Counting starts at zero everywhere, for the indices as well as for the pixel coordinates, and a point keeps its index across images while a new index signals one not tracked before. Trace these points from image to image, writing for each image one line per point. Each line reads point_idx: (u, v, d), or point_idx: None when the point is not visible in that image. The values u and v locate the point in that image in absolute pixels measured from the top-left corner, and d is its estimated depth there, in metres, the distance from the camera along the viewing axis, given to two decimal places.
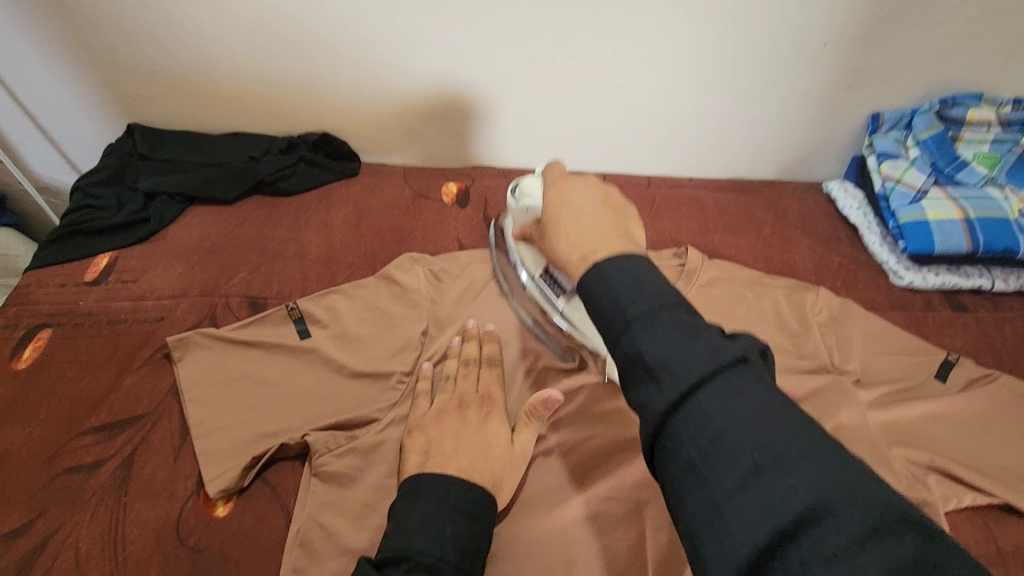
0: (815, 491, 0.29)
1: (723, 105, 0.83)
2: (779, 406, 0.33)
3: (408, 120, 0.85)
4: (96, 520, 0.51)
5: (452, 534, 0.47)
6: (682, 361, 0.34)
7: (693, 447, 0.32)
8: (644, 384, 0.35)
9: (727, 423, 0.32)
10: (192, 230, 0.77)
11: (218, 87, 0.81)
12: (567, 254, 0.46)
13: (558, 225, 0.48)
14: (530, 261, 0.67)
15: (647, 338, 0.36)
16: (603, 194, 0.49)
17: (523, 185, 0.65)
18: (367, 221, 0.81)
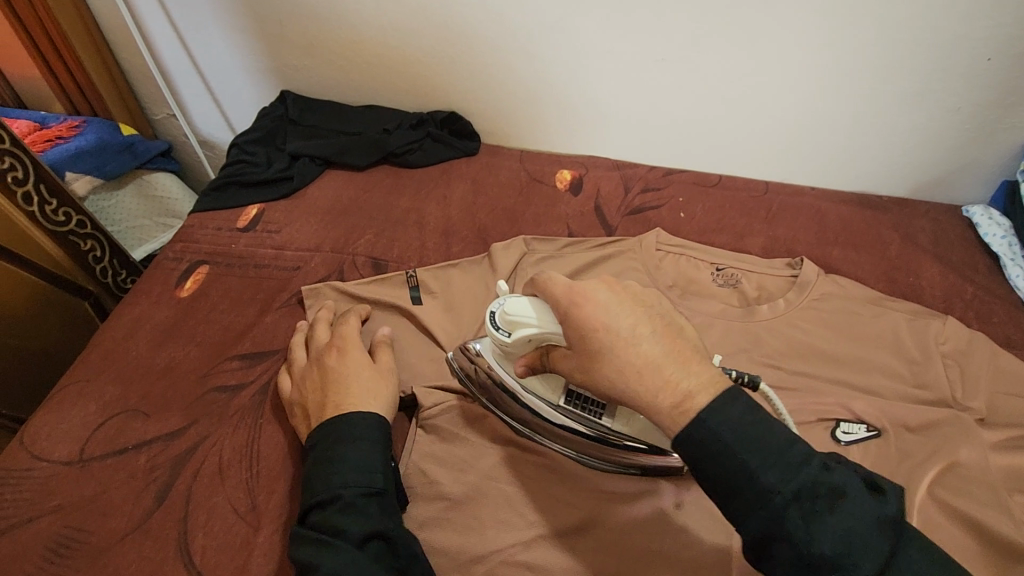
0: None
1: (859, 116, 0.79)
2: (869, 515, 0.39)
3: (531, 106, 0.88)
4: (237, 434, 0.58)
5: (354, 464, 0.50)
6: (775, 475, 0.39)
7: (806, 563, 0.38)
8: (743, 493, 0.39)
9: (833, 547, 0.37)
10: (328, 192, 0.84)
11: (365, 63, 0.88)
12: (653, 395, 0.42)
13: (614, 358, 0.43)
14: (546, 390, 0.58)
15: (738, 451, 0.40)
16: (647, 311, 0.45)
17: (507, 312, 0.55)
18: (483, 199, 0.84)
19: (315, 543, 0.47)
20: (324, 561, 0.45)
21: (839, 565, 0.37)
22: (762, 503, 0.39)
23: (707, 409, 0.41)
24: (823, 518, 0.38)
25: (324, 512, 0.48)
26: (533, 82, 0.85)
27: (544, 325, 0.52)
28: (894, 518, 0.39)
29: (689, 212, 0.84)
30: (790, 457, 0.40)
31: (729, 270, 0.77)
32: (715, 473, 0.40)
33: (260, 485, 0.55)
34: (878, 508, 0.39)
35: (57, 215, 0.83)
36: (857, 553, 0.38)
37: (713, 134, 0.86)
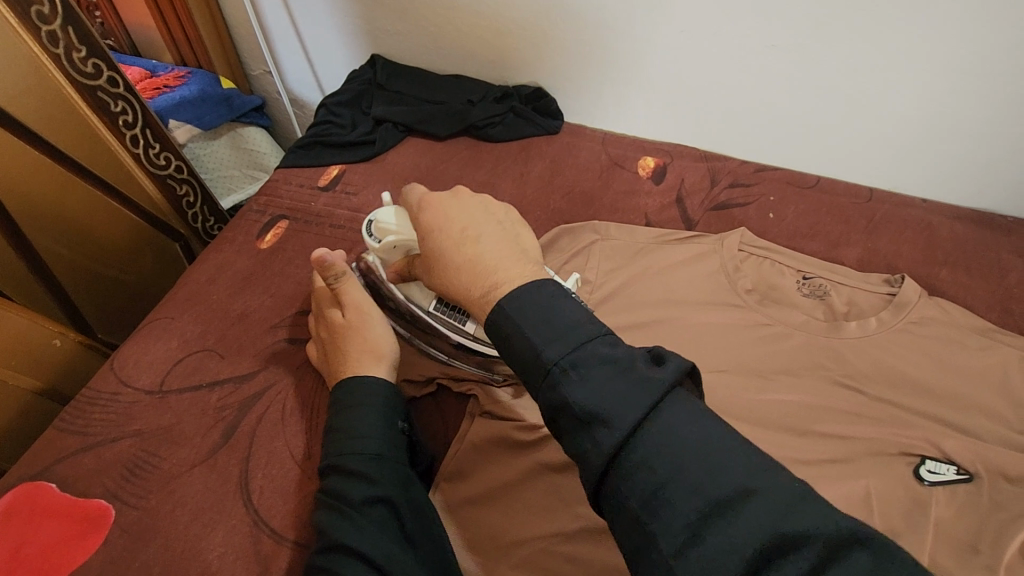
0: (672, 461, 0.35)
1: (992, 125, 0.70)
2: (635, 374, 0.38)
3: (621, 88, 0.85)
4: (301, 385, 0.61)
5: (357, 430, 0.52)
6: (554, 347, 0.40)
7: (579, 424, 0.38)
8: (532, 370, 0.41)
9: (597, 401, 0.37)
10: (408, 159, 0.84)
11: (455, 30, 0.87)
12: (467, 288, 0.46)
13: (444, 254, 0.47)
14: (420, 296, 0.61)
15: (526, 329, 0.41)
16: (480, 215, 0.49)
17: (377, 219, 0.61)
18: (560, 179, 0.82)
19: (331, 506, 0.49)
20: (333, 525, 0.47)
21: (602, 419, 0.37)
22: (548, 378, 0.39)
23: (506, 297, 0.43)
24: (584, 377, 0.38)
25: (332, 478, 0.50)
26: (626, 62, 0.81)
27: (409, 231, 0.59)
28: (668, 379, 0.37)
29: (779, 213, 0.78)
30: (577, 328, 0.40)
31: (818, 280, 0.71)
32: (512, 352, 0.42)
33: (317, 437, 0.57)
34: (643, 368, 0.38)
35: (158, 159, 0.88)
36: (611, 404, 0.37)
37: (818, 130, 0.79)
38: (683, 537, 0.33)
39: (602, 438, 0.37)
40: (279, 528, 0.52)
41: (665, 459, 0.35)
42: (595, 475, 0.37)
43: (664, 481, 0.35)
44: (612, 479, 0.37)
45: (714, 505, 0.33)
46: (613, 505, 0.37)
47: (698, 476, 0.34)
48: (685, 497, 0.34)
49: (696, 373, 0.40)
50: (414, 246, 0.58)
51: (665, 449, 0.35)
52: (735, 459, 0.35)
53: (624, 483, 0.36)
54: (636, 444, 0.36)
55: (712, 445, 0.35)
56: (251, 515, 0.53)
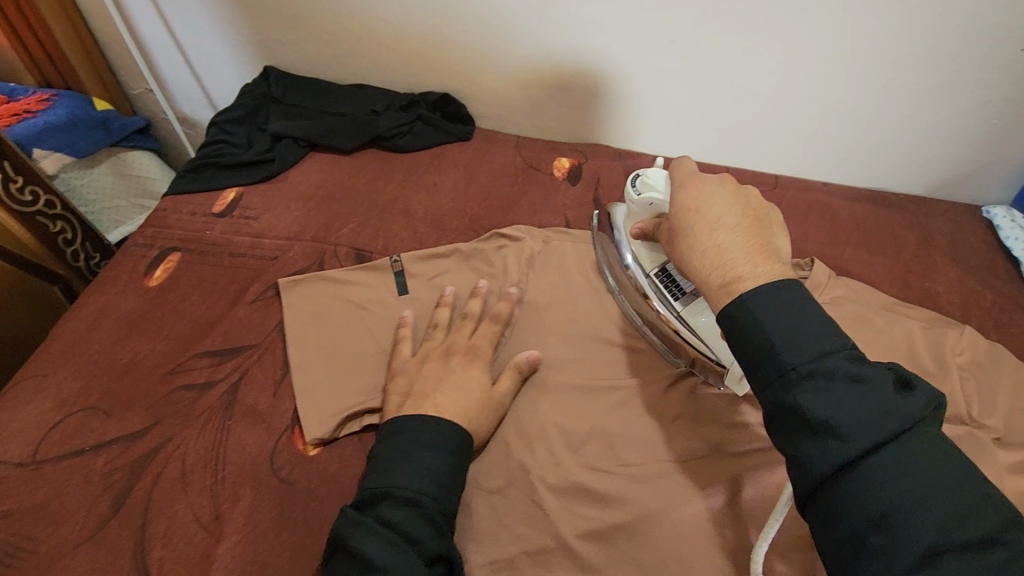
0: (919, 495, 0.35)
1: (879, 109, 0.74)
2: (882, 401, 0.37)
3: (530, 90, 0.83)
4: (203, 436, 0.55)
5: (415, 462, 0.50)
6: (797, 350, 0.39)
7: (808, 430, 0.38)
8: (763, 367, 0.41)
9: (838, 417, 0.37)
10: (312, 176, 0.79)
11: (353, 38, 0.83)
12: (708, 276, 0.46)
13: (691, 238, 0.48)
14: (647, 257, 0.63)
15: (767, 322, 0.41)
16: (739, 207, 0.49)
17: (644, 174, 0.59)
18: (476, 187, 0.80)
19: (376, 531, 0.46)
20: (381, 555, 0.45)
21: (837, 433, 0.37)
22: (783, 376, 0.40)
23: (753, 291, 0.43)
24: (819, 388, 0.38)
25: (380, 509, 0.48)
26: (533, 64, 0.80)
27: None
28: (915, 409, 0.37)
29: None
30: (816, 331, 0.40)
31: None
32: (747, 347, 0.42)
33: (225, 492, 0.52)
34: (902, 400, 0.37)
35: (23, 194, 0.78)
36: (854, 425, 0.36)
37: (723, 124, 0.81)
38: (910, 562, 0.34)
39: (830, 449, 0.37)
40: None
41: (887, 486, 0.35)
42: (814, 483, 0.37)
43: (893, 508, 0.35)
44: (827, 492, 0.37)
45: (951, 547, 0.33)
46: (824, 514, 0.37)
47: (941, 512, 0.34)
48: (916, 531, 0.34)
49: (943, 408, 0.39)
50: None
51: (908, 476, 0.35)
52: (964, 493, 0.35)
53: (844, 496, 0.36)
54: (870, 465, 0.36)
55: (947, 477, 0.35)
56: None
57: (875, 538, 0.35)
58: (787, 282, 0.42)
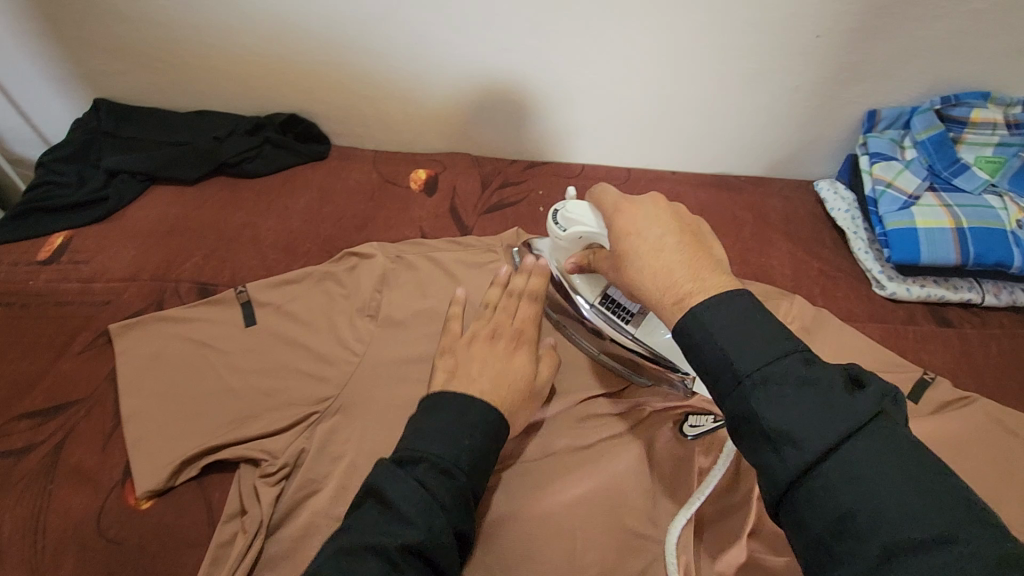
0: (871, 494, 0.32)
1: (708, 100, 0.78)
2: (832, 399, 0.35)
3: (378, 106, 0.82)
4: (20, 505, 0.51)
5: (455, 431, 0.48)
6: (751, 356, 0.38)
7: (764, 438, 0.36)
8: (719, 378, 0.39)
9: (792, 420, 0.35)
10: (152, 211, 0.75)
11: (183, 64, 0.79)
12: (658, 296, 0.45)
13: (634, 259, 0.47)
14: (586, 288, 0.62)
15: (718, 328, 0.40)
16: (678, 224, 0.47)
17: (565, 210, 0.57)
18: (330, 207, 0.78)
19: (402, 482, 0.44)
20: (397, 501, 0.43)
21: (790, 438, 0.35)
22: (738, 382, 0.38)
23: (704, 303, 0.41)
24: (774, 392, 0.37)
25: (416, 473, 0.45)
26: (376, 80, 0.78)
27: (597, 228, 0.55)
28: (867, 407, 0.35)
29: (548, 206, 0.82)
30: (767, 334, 0.39)
31: None
32: (700, 357, 0.41)
33: (44, 562, 0.49)
34: (852, 398, 0.35)
35: None
36: (810, 429, 0.35)
37: (571, 125, 0.83)
38: (868, 567, 0.31)
39: (788, 457, 0.35)
40: None
41: (848, 488, 0.33)
42: (778, 493, 0.36)
43: (856, 511, 0.32)
44: (790, 500, 0.35)
45: (906, 547, 0.30)
46: (791, 525, 0.35)
47: (894, 508, 0.32)
48: (874, 533, 0.32)
49: (902, 401, 0.36)
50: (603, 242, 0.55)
51: (859, 476, 0.33)
52: (922, 488, 0.32)
53: (803, 501, 0.34)
54: (826, 468, 0.34)
55: (901, 472, 0.33)
56: None
57: (837, 544, 0.33)
58: (727, 292, 0.41)
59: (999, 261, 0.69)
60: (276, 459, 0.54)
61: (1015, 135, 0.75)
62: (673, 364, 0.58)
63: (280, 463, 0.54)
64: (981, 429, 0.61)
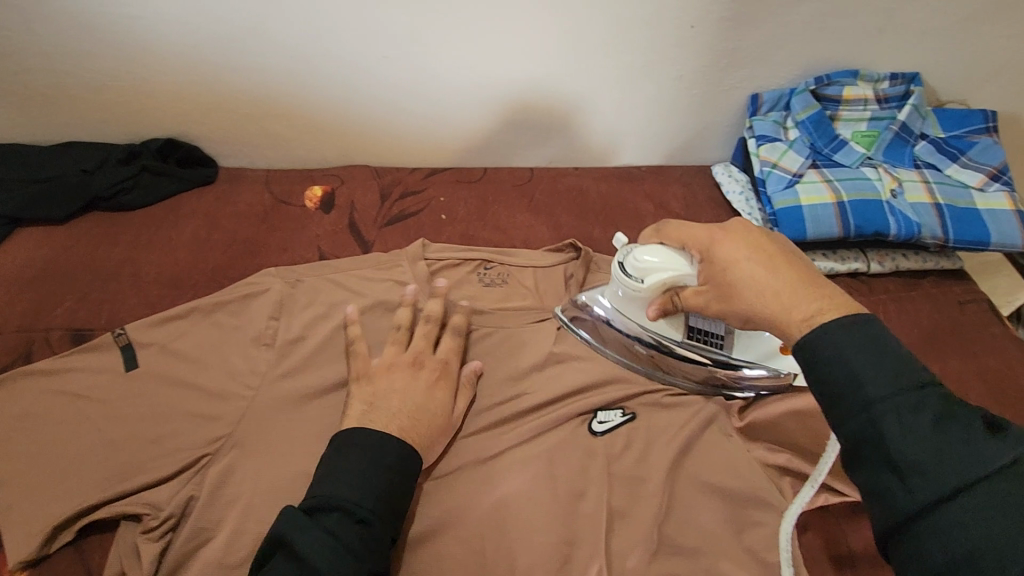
0: (1005, 542, 0.32)
1: (597, 95, 0.79)
2: (969, 439, 0.35)
3: (264, 123, 0.78)
4: None
5: (364, 477, 0.50)
6: (880, 379, 0.38)
7: (889, 465, 0.36)
8: (844, 397, 0.39)
9: (918, 452, 0.36)
10: (16, 256, 0.69)
11: (39, 94, 0.73)
12: (787, 314, 0.44)
13: (747, 288, 0.47)
14: (670, 328, 0.63)
15: (849, 354, 0.39)
16: (773, 247, 0.48)
17: (637, 258, 0.57)
18: (220, 233, 0.74)
19: (316, 536, 0.46)
20: (310, 555, 0.45)
21: (920, 471, 0.35)
22: (864, 406, 0.38)
23: (837, 322, 0.41)
24: (907, 422, 0.36)
25: (329, 522, 0.47)
26: (256, 97, 0.75)
27: (677, 269, 0.55)
28: (1015, 456, 0.34)
29: (451, 213, 0.80)
30: (895, 360, 0.38)
31: (498, 266, 0.73)
32: (824, 377, 0.40)
33: None
34: (992, 444, 0.35)
35: None
36: (933, 462, 0.35)
37: (467, 128, 0.81)
38: None
39: (916, 489, 0.35)
40: None
41: (978, 529, 0.33)
42: (896, 521, 0.36)
43: (984, 552, 0.32)
44: (907, 530, 0.35)
45: None
46: (906, 556, 0.35)
47: None
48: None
49: None
50: (688, 279, 0.55)
51: (989, 520, 0.33)
52: None
53: (927, 534, 0.34)
54: (954, 507, 0.34)
55: None
56: None
57: None
58: (853, 317, 0.41)
59: (878, 230, 0.73)
60: (160, 511, 0.51)
61: (885, 109, 0.80)
62: (775, 369, 0.62)
63: (163, 516, 0.51)
64: None
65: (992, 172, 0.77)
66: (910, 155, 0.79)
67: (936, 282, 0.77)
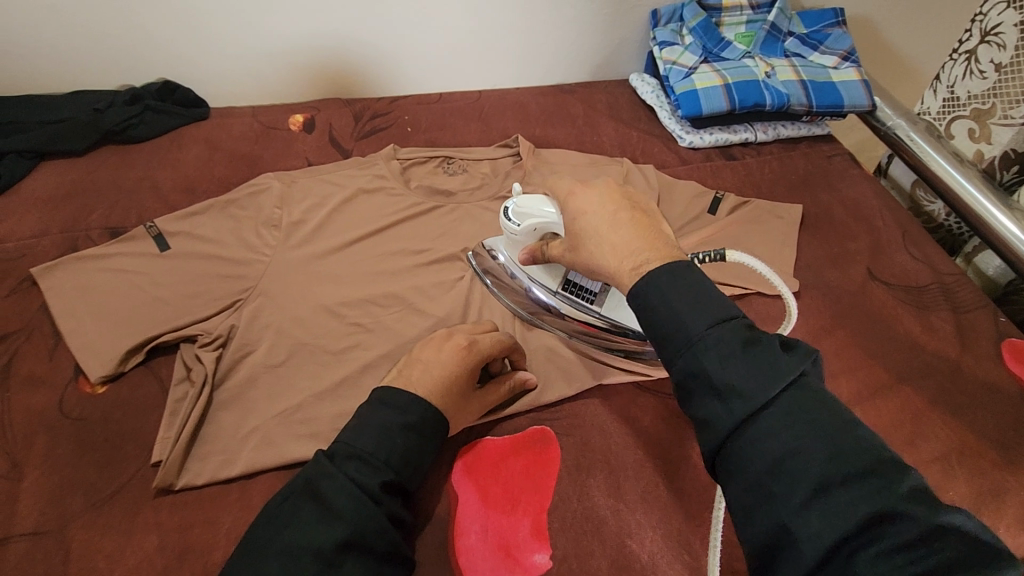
0: (782, 446, 0.40)
1: (527, 18, 0.95)
2: (772, 361, 0.42)
3: (247, 64, 0.92)
4: None
5: (386, 435, 0.51)
6: (697, 317, 0.44)
7: (711, 390, 0.43)
8: (672, 335, 0.45)
9: (731, 377, 0.42)
10: (47, 181, 0.81)
11: (49, 46, 0.83)
12: (621, 264, 0.51)
13: (592, 238, 0.53)
14: (547, 280, 0.69)
15: (670, 296, 0.46)
16: (625, 203, 0.54)
17: (519, 206, 0.65)
18: (221, 153, 0.87)
19: (338, 480, 0.47)
20: (337, 498, 0.46)
21: (739, 394, 0.42)
22: (687, 345, 0.44)
23: (666, 271, 0.47)
24: (723, 351, 0.43)
25: (352, 469, 0.49)
26: (239, 40, 0.88)
27: (550, 217, 0.63)
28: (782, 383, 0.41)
29: (415, 126, 0.95)
30: (707, 301, 0.45)
31: (458, 161, 0.87)
32: (654, 318, 0.46)
33: (18, 444, 0.58)
34: (776, 364, 0.42)
35: None
36: (749, 392, 0.41)
37: (420, 57, 0.97)
38: (796, 500, 0.38)
39: (728, 414, 0.42)
40: None
41: (770, 439, 0.40)
42: (726, 439, 0.42)
43: (792, 451, 0.39)
44: (732, 448, 0.42)
45: (834, 479, 0.38)
46: (740, 469, 0.41)
47: (796, 466, 0.39)
48: (796, 473, 0.39)
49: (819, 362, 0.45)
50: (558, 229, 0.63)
51: (782, 435, 0.40)
52: (834, 430, 0.40)
53: (754, 447, 0.41)
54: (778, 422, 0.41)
55: (809, 431, 0.40)
56: None
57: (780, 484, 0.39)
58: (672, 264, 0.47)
59: (757, 102, 0.91)
60: (211, 332, 0.65)
61: (757, 14, 0.98)
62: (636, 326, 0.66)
63: (215, 334, 0.65)
64: (765, 214, 0.82)
65: (844, 54, 0.97)
66: (781, 48, 0.98)
67: (810, 145, 0.97)
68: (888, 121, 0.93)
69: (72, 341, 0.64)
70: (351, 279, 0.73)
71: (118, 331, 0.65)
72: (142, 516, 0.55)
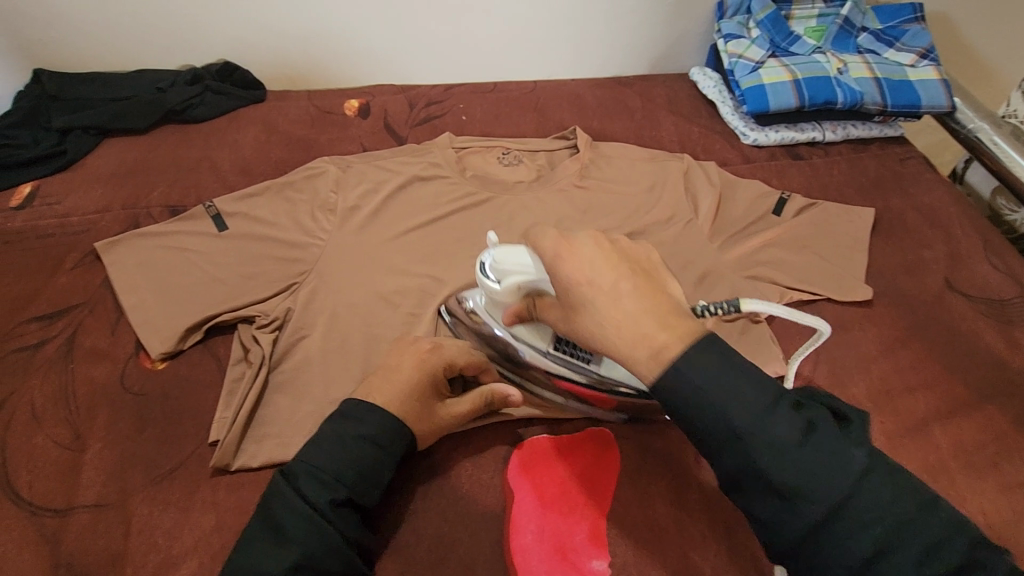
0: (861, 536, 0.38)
1: (588, 6, 0.93)
2: (827, 449, 0.40)
3: (305, 47, 0.92)
4: (46, 382, 0.61)
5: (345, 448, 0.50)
6: (745, 412, 0.39)
7: (772, 490, 0.40)
8: (709, 438, 0.40)
9: (792, 477, 0.39)
10: (110, 157, 0.82)
11: (117, 24, 0.84)
12: (630, 353, 0.40)
13: (594, 312, 0.41)
14: (536, 338, 0.58)
15: (713, 393, 0.39)
16: (625, 262, 0.42)
17: (494, 261, 0.53)
18: (277, 136, 0.87)
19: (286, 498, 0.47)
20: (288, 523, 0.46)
21: (802, 494, 0.39)
22: (741, 446, 0.40)
23: (682, 358, 0.40)
24: (780, 450, 0.39)
25: (301, 484, 0.48)
26: (299, 22, 0.88)
27: (536, 273, 0.51)
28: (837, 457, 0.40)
29: (470, 114, 0.94)
30: (747, 391, 0.40)
31: (514, 152, 0.85)
32: (698, 421, 0.40)
33: (80, 416, 0.59)
34: (832, 442, 0.40)
35: None
36: (816, 487, 0.39)
37: (478, 45, 0.96)
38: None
39: (798, 512, 0.39)
40: (60, 504, 0.54)
41: (847, 537, 0.39)
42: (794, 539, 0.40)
43: (876, 549, 0.38)
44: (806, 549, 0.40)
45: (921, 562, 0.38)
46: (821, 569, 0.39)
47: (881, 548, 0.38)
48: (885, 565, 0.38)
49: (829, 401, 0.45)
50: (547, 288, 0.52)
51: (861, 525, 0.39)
52: (908, 508, 0.39)
53: (833, 542, 0.39)
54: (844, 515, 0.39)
55: (882, 506, 0.39)
56: (27, 508, 0.53)
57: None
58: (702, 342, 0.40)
59: (828, 99, 0.87)
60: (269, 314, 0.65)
61: (829, 8, 0.94)
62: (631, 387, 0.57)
63: (272, 317, 0.65)
64: (836, 216, 0.78)
65: (922, 51, 0.92)
66: (854, 44, 0.93)
67: (880, 146, 0.92)
68: (969, 123, 0.87)
69: (133, 318, 0.65)
70: (405, 267, 0.72)
71: (178, 310, 0.65)
72: (199, 494, 0.55)
